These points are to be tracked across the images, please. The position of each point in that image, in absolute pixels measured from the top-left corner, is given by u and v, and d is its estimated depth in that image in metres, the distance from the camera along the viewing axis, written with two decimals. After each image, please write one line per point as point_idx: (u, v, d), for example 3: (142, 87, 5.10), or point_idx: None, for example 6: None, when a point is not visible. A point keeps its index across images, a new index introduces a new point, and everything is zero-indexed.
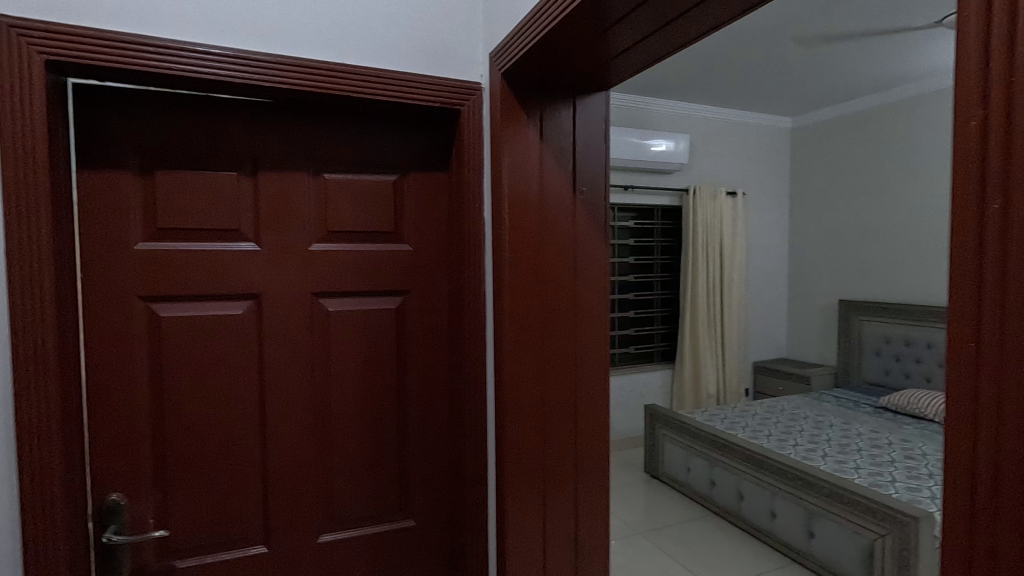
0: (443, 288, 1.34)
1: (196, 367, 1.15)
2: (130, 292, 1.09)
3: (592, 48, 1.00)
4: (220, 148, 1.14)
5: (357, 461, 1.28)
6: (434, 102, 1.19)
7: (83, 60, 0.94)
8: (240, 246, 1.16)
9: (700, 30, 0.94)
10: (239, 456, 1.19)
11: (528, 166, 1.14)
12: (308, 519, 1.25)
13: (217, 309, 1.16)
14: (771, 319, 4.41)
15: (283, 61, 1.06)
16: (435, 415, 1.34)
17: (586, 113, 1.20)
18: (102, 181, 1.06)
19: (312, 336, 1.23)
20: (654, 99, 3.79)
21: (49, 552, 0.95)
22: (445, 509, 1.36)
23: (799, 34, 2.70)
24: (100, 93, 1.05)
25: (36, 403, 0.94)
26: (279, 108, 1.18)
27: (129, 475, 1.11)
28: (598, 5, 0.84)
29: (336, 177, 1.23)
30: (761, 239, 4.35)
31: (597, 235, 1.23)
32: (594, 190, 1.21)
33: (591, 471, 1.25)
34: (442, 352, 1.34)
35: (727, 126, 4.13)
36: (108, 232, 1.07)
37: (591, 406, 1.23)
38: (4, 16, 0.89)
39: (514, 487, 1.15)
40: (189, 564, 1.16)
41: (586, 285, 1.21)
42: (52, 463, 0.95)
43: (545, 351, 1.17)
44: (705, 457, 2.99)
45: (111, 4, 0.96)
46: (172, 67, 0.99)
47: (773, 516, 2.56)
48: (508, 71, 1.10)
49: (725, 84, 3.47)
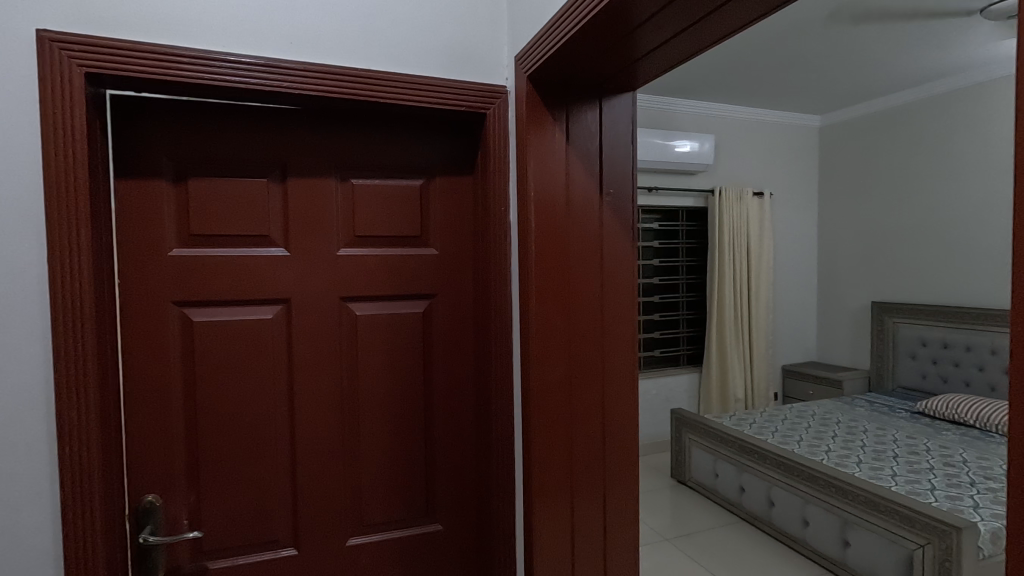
0: (469, 292, 1.34)
1: (228, 369, 1.17)
2: (165, 298, 1.12)
3: (619, 48, 0.99)
4: (250, 156, 1.16)
5: (386, 465, 1.29)
6: (459, 107, 1.19)
7: (119, 72, 0.96)
8: (269, 251, 1.18)
9: (731, 27, 0.92)
10: (270, 457, 1.21)
11: (555, 169, 1.13)
12: (337, 521, 1.25)
13: (247, 313, 1.17)
14: (800, 322, 4.31)
15: (310, 68, 1.07)
16: (462, 418, 1.34)
17: (613, 114, 1.18)
18: (138, 188, 1.09)
19: (340, 338, 1.24)
20: (678, 98, 3.75)
21: (87, 552, 0.98)
22: (472, 512, 1.35)
23: (828, 30, 2.64)
24: (136, 104, 1.08)
25: (76, 405, 0.96)
26: (307, 115, 1.19)
27: (164, 476, 1.14)
28: (625, 4, 0.83)
29: (363, 182, 1.24)
30: (790, 240, 4.25)
31: (624, 238, 1.21)
32: (622, 191, 1.20)
33: (620, 474, 1.22)
34: (468, 355, 1.34)
35: (753, 125, 4.06)
36: (145, 239, 1.09)
37: (619, 408, 1.22)
38: (47, 31, 0.92)
39: (541, 491, 1.14)
40: (222, 565, 1.18)
41: (614, 287, 1.20)
42: (91, 465, 0.98)
43: (572, 354, 1.16)
44: (734, 463, 2.94)
45: (146, 17, 0.98)
46: (204, 76, 1.01)
47: (806, 524, 2.49)
48: (533, 73, 1.09)
49: (751, 83, 3.41)
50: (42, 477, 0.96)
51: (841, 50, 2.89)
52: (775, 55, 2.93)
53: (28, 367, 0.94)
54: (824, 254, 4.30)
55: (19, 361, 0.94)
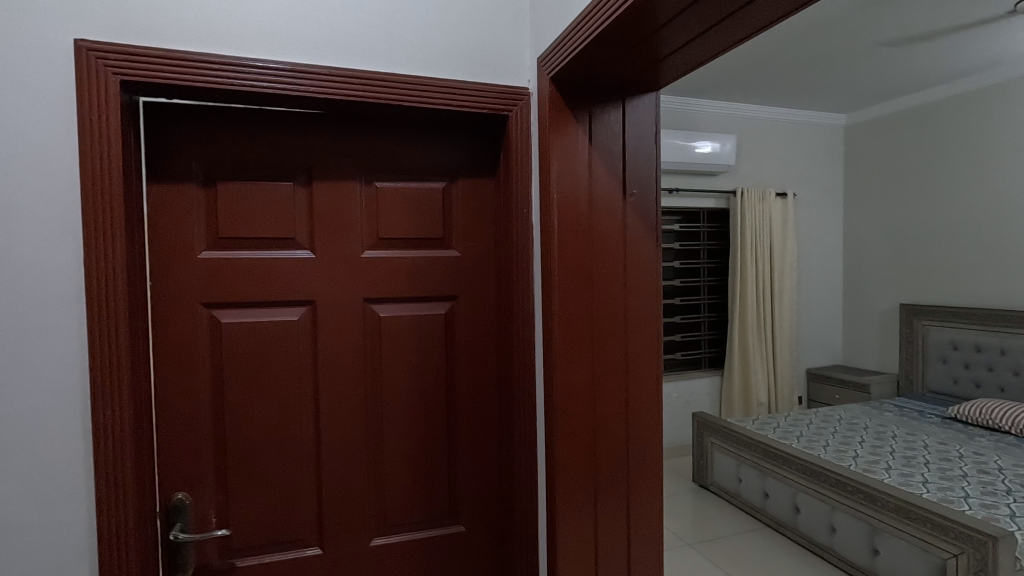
0: (491, 294, 1.34)
1: (255, 369, 1.19)
2: (194, 300, 1.14)
3: (641, 48, 0.98)
4: (277, 160, 1.18)
5: (408, 466, 1.30)
6: (481, 109, 1.19)
7: (151, 79, 0.99)
8: (295, 253, 1.19)
9: (756, 25, 0.90)
10: (296, 457, 1.22)
11: (578, 170, 1.13)
12: (361, 522, 1.26)
13: (274, 315, 1.19)
14: (825, 325, 4.22)
15: (335, 73, 1.08)
16: (485, 419, 1.34)
17: (635, 114, 1.17)
18: (169, 192, 1.11)
19: (364, 338, 1.25)
20: (699, 99, 3.71)
21: (121, 549, 1.00)
22: (494, 514, 1.35)
23: (852, 28, 2.59)
24: (167, 109, 1.11)
25: (110, 404, 0.99)
26: (332, 119, 1.21)
27: (193, 475, 1.16)
28: (649, 5, 0.82)
29: (387, 185, 1.25)
30: (814, 241, 4.18)
31: (648, 238, 1.20)
32: (645, 192, 1.19)
33: (643, 476, 1.21)
34: (491, 357, 1.34)
35: (776, 125, 4.01)
36: (176, 241, 1.12)
37: (643, 410, 1.21)
38: (84, 41, 0.95)
39: (564, 493, 1.13)
40: (248, 564, 1.20)
41: (637, 287, 1.19)
42: (125, 462, 1.00)
43: (595, 355, 1.16)
44: (757, 467, 2.89)
45: (177, 24, 1.01)
46: (234, 82, 1.03)
47: (832, 531, 2.44)
48: (556, 74, 1.09)
49: (773, 82, 3.36)
50: (78, 474, 0.98)
51: (868, 48, 2.84)
52: (798, 53, 2.89)
53: (62, 366, 0.97)
54: (850, 255, 4.21)
55: (54, 360, 0.97)
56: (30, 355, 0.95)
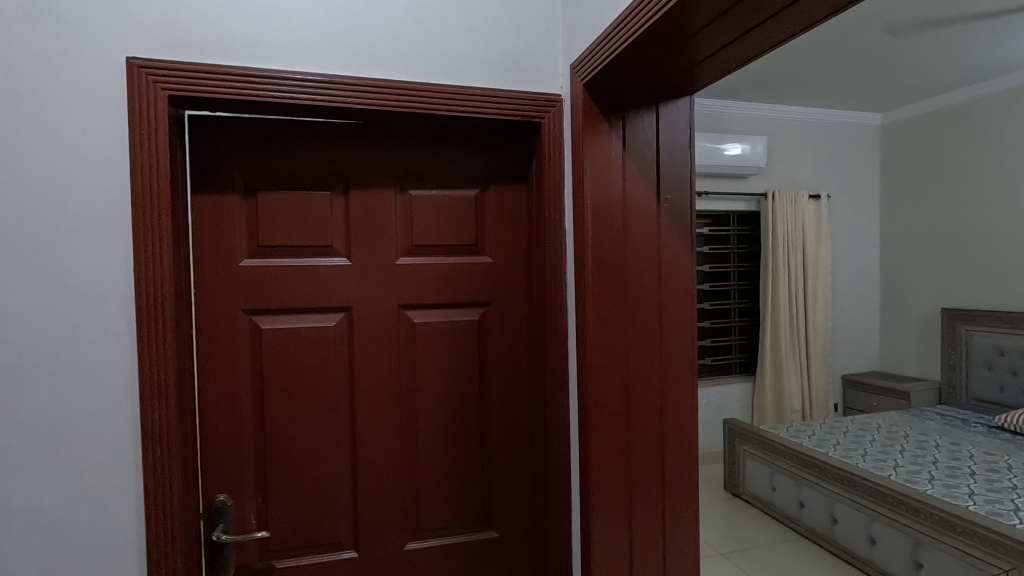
0: (523, 299, 1.34)
1: (293, 375, 1.21)
2: (236, 307, 1.17)
3: (676, 53, 0.97)
4: (314, 170, 1.20)
5: (442, 471, 1.30)
6: (515, 116, 1.20)
7: (197, 93, 1.02)
8: (332, 261, 1.22)
9: (792, 29, 0.88)
10: (332, 461, 1.24)
11: (612, 176, 1.13)
12: (395, 527, 1.28)
13: (312, 321, 1.22)
14: (861, 330, 4.11)
15: (371, 85, 1.10)
16: (517, 425, 1.34)
17: (669, 119, 1.17)
18: (212, 203, 1.15)
19: (398, 344, 1.27)
20: (728, 101, 3.66)
21: (168, 550, 1.03)
22: (527, 520, 1.35)
23: (888, 25, 2.52)
24: (211, 123, 1.14)
25: (158, 407, 1.02)
26: (368, 129, 1.23)
27: (235, 478, 1.19)
28: (683, 11, 0.82)
29: (422, 194, 1.27)
30: (849, 244, 4.07)
31: (683, 244, 1.19)
32: (679, 197, 1.18)
33: (678, 485, 1.20)
34: (522, 362, 1.34)
35: (808, 125, 3.92)
36: (219, 249, 1.15)
37: (679, 417, 1.19)
38: (136, 58, 0.99)
39: (598, 500, 1.13)
40: (287, 565, 1.22)
41: (671, 293, 1.18)
42: (170, 464, 1.03)
43: (628, 361, 1.15)
44: (792, 476, 2.82)
45: (220, 40, 1.04)
46: (274, 95, 1.05)
47: (872, 543, 2.36)
48: (589, 81, 1.09)
49: (806, 82, 3.30)
50: (127, 476, 1.02)
51: (904, 45, 2.76)
52: (832, 52, 2.83)
53: (113, 371, 1.01)
54: (887, 258, 4.09)
55: (105, 365, 1.00)
56: (84, 360, 0.99)
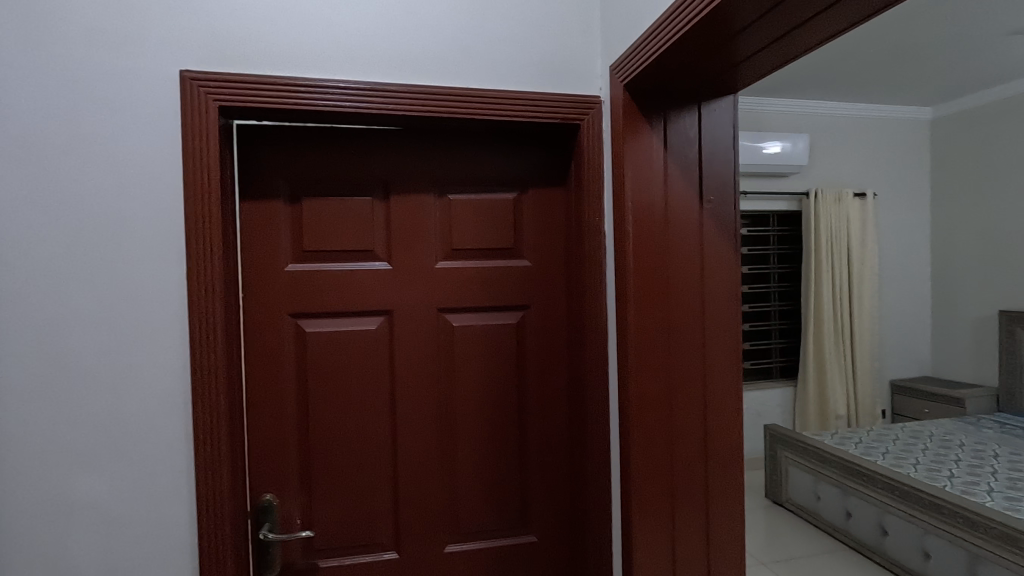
0: (562, 303, 1.33)
1: (335, 377, 1.23)
2: (282, 311, 1.20)
3: (718, 52, 0.95)
4: (356, 177, 1.23)
5: (480, 474, 1.30)
6: (554, 118, 1.19)
7: (245, 104, 1.05)
8: (373, 266, 1.24)
9: (839, 26, 0.85)
10: (373, 462, 1.26)
11: (653, 178, 1.11)
12: (436, 529, 1.28)
13: (354, 325, 1.24)
14: (911, 334, 3.94)
15: (410, 91, 1.11)
16: (555, 429, 1.34)
17: (712, 119, 1.14)
18: (259, 210, 1.18)
19: (438, 347, 1.28)
20: (768, 98, 3.57)
21: (219, 546, 1.06)
22: (567, 525, 1.34)
23: (937, 17, 2.42)
24: (259, 132, 1.17)
25: (208, 408, 1.05)
26: (407, 135, 1.24)
27: (280, 478, 1.22)
28: (727, 10, 0.80)
29: (460, 198, 1.27)
30: (897, 244, 3.91)
31: (727, 247, 1.16)
32: (723, 198, 1.15)
33: (723, 491, 1.17)
34: (560, 366, 1.34)
35: (852, 122, 3.79)
36: (267, 254, 1.18)
37: (722, 422, 1.16)
38: (189, 71, 1.03)
39: (641, 507, 1.11)
40: (330, 564, 1.24)
41: (714, 295, 1.15)
42: (220, 464, 1.06)
43: (670, 365, 1.13)
44: (838, 485, 2.72)
45: (266, 51, 1.07)
46: (318, 103, 1.08)
47: (926, 557, 2.26)
48: (630, 82, 1.08)
49: (850, 77, 3.19)
50: (180, 474, 1.06)
51: (955, 36, 2.63)
52: (878, 46, 2.73)
53: (167, 372, 1.05)
54: (939, 258, 3.91)
55: (159, 367, 1.04)
56: (140, 363, 1.03)
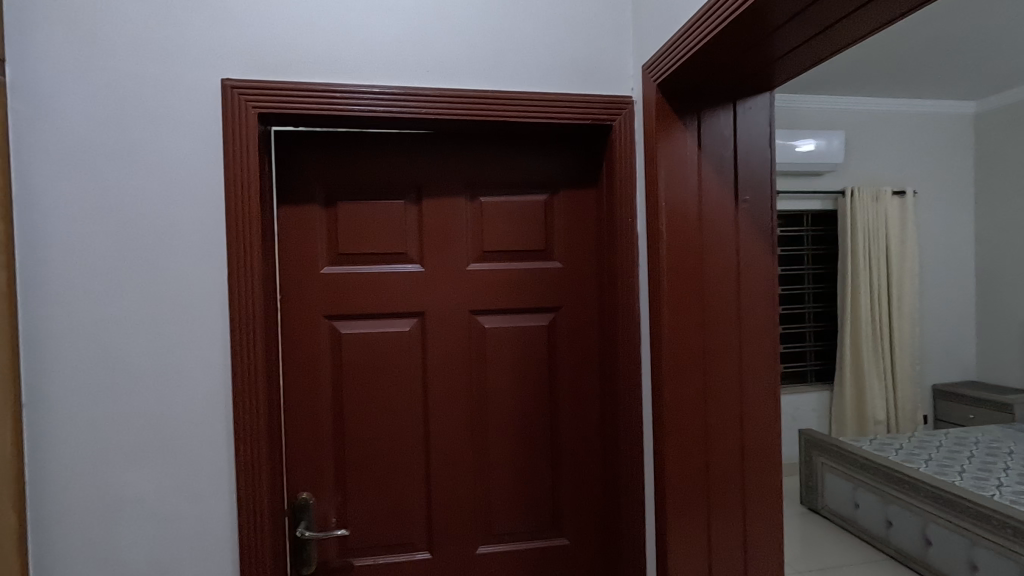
0: (594, 305, 1.33)
1: (370, 378, 1.25)
2: (318, 313, 1.22)
3: (751, 51, 0.94)
4: (390, 181, 1.24)
5: (512, 476, 1.31)
6: (585, 119, 1.19)
7: (283, 110, 1.07)
8: (406, 268, 1.25)
9: (877, 22, 0.83)
10: (406, 462, 1.27)
11: (686, 178, 1.10)
12: (468, 530, 1.29)
13: (387, 326, 1.25)
14: (954, 336, 3.80)
15: (442, 95, 1.13)
16: (588, 431, 1.33)
17: (748, 117, 1.12)
18: (296, 214, 1.21)
19: (470, 348, 1.28)
20: (801, 95, 3.49)
21: (258, 543, 1.09)
22: (599, 529, 1.33)
23: (980, 9, 2.33)
24: (296, 138, 1.20)
25: (249, 407, 1.08)
26: (439, 138, 1.25)
27: (315, 477, 1.24)
28: (763, 8, 0.79)
29: (492, 200, 1.28)
30: (939, 244, 3.77)
31: (764, 247, 1.13)
32: (759, 197, 1.13)
33: (761, 496, 1.14)
34: (592, 368, 1.33)
35: (890, 118, 3.68)
36: (304, 257, 1.21)
37: (760, 426, 1.14)
38: (230, 80, 1.06)
39: (676, 510, 1.10)
40: (364, 563, 1.26)
41: (750, 296, 1.13)
42: (259, 461, 1.09)
43: (705, 367, 1.11)
44: (878, 493, 2.64)
45: (303, 58, 1.09)
46: (353, 108, 1.10)
47: (974, 569, 2.16)
48: (663, 81, 1.07)
49: (887, 72, 3.09)
50: (222, 471, 1.09)
51: (999, 29, 2.54)
52: (920, 39, 2.63)
53: (208, 372, 1.08)
54: (985, 258, 3.76)
55: (202, 367, 1.07)
56: (185, 363, 1.07)
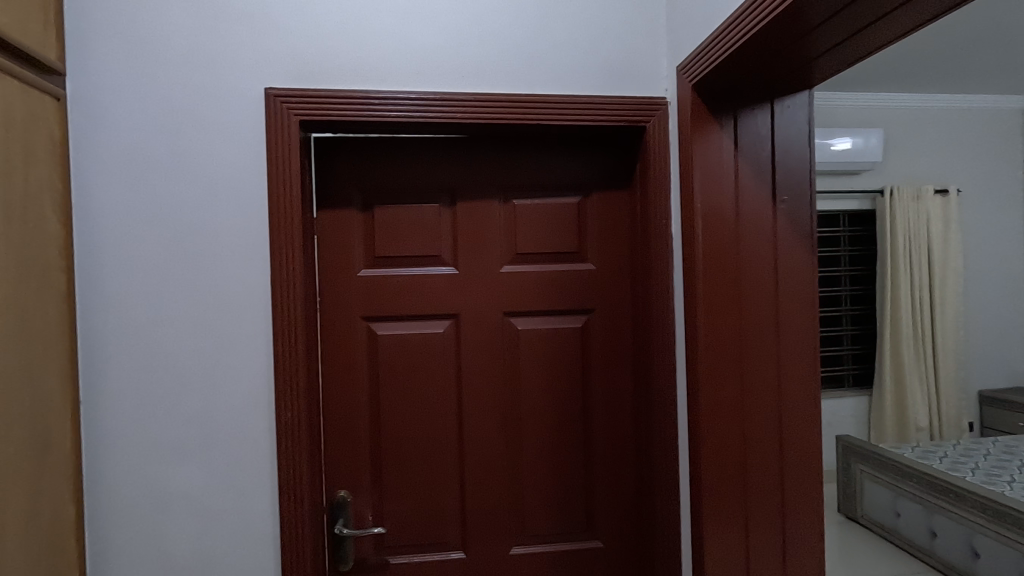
0: (628, 307, 1.32)
1: (406, 379, 1.27)
2: (356, 315, 1.25)
3: (786, 51, 0.93)
4: (425, 185, 1.26)
5: (546, 477, 1.31)
6: (619, 121, 1.19)
7: (323, 117, 1.11)
8: (441, 270, 1.27)
9: (917, 20, 0.81)
10: (441, 462, 1.29)
11: (723, 179, 1.09)
12: (502, 530, 1.30)
13: (422, 328, 1.27)
14: (1001, 340, 3.64)
15: (477, 99, 1.14)
16: (621, 434, 1.32)
17: (786, 116, 1.10)
18: (334, 218, 1.23)
19: (504, 350, 1.29)
20: (837, 93, 3.40)
21: (299, 537, 1.12)
22: (633, 532, 1.32)
23: None
24: (334, 144, 1.23)
25: (291, 406, 1.11)
26: (473, 142, 1.27)
27: (352, 476, 1.26)
28: (797, 9, 0.78)
29: (526, 203, 1.29)
30: (985, 244, 3.63)
31: (803, 248, 1.11)
32: (798, 197, 1.11)
33: (800, 502, 1.12)
34: (626, 370, 1.32)
35: (932, 114, 3.56)
36: (341, 260, 1.24)
37: (799, 430, 1.11)
38: (273, 89, 1.10)
39: (713, 514, 1.08)
40: (400, 561, 1.28)
41: (789, 298, 1.11)
42: (300, 459, 1.12)
43: (743, 370, 1.09)
44: (922, 502, 2.55)
45: (341, 65, 1.12)
46: (390, 114, 1.12)
47: None
48: (697, 82, 1.06)
49: (929, 67, 3.00)
50: (265, 468, 1.12)
51: None
52: (966, 32, 2.54)
53: (252, 372, 1.11)
54: None
55: (247, 367, 1.11)
56: (230, 362, 1.10)
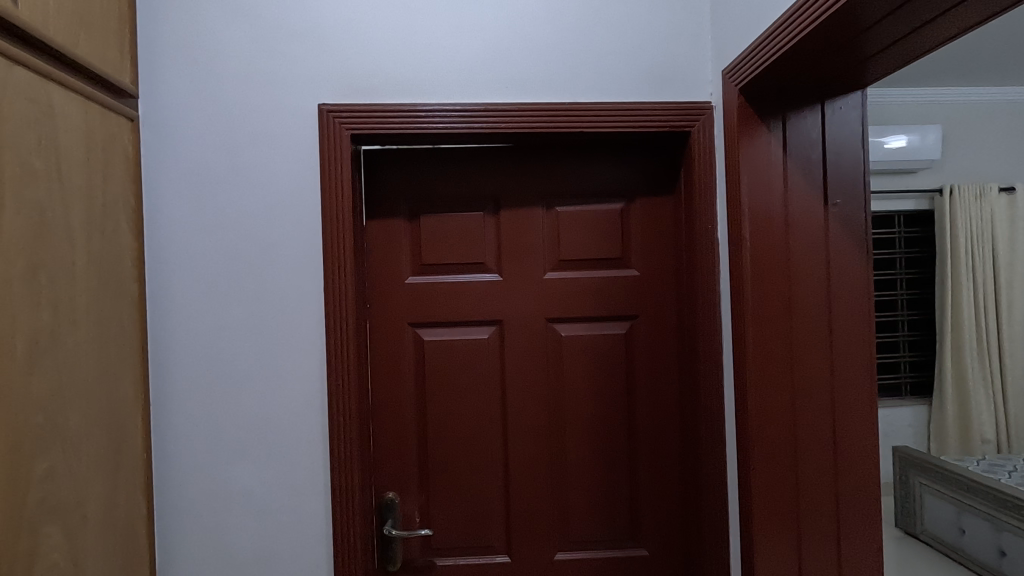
0: (672, 313, 1.31)
1: (451, 384, 1.30)
2: (403, 322, 1.28)
3: (836, 53, 0.91)
4: (470, 194, 1.29)
5: (591, 482, 1.31)
6: (663, 126, 1.19)
7: (373, 130, 1.15)
8: (485, 277, 1.29)
9: (976, 18, 0.78)
10: (485, 466, 1.30)
11: (771, 183, 1.07)
12: (546, 536, 1.30)
13: (467, 334, 1.30)
14: None
15: (521, 109, 1.16)
16: (666, 441, 1.31)
17: (838, 118, 1.07)
18: (383, 227, 1.28)
19: (548, 356, 1.30)
20: (891, 88, 3.27)
21: (349, 536, 1.15)
22: (678, 541, 1.31)
23: None
24: (383, 156, 1.27)
25: (342, 409, 1.15)
26: (516, 151, 1.29)
27: (400, 479, 1.29)
28: (847, 10, 0.77)
29: (569, 210, 1.30)
30: None
31: (857, 252, 1.08)
32: (851, 201, 1.07)
33: (856, 515, 1.08)
34: (671, 377, 1.31)
35: (995, 108, 3.38)
36: (390, 267, 1.28)
37: (854, 441, 1.08)
38: (326, 105, 1.14)
39: (763, 525, 1.06)
40: (446, 563, 1.30)
41: (842, 304, 1.08)
42: (351, 460, 1.16)
43: (793, 378, 1.07)
44: (988, 518, 2.40)
45: (390, 80, 1.16)
46: (437, 127, 1.15)
47: None
48: (744, 86, 1.05)
49: (992, 59, 2.84)
50: (319, 469, 1.16)
51: None
52: None
53: (306, 376, 1.16)
54: None
55: (302, 371, 1.16)
56: (286, 367, 1.15)
